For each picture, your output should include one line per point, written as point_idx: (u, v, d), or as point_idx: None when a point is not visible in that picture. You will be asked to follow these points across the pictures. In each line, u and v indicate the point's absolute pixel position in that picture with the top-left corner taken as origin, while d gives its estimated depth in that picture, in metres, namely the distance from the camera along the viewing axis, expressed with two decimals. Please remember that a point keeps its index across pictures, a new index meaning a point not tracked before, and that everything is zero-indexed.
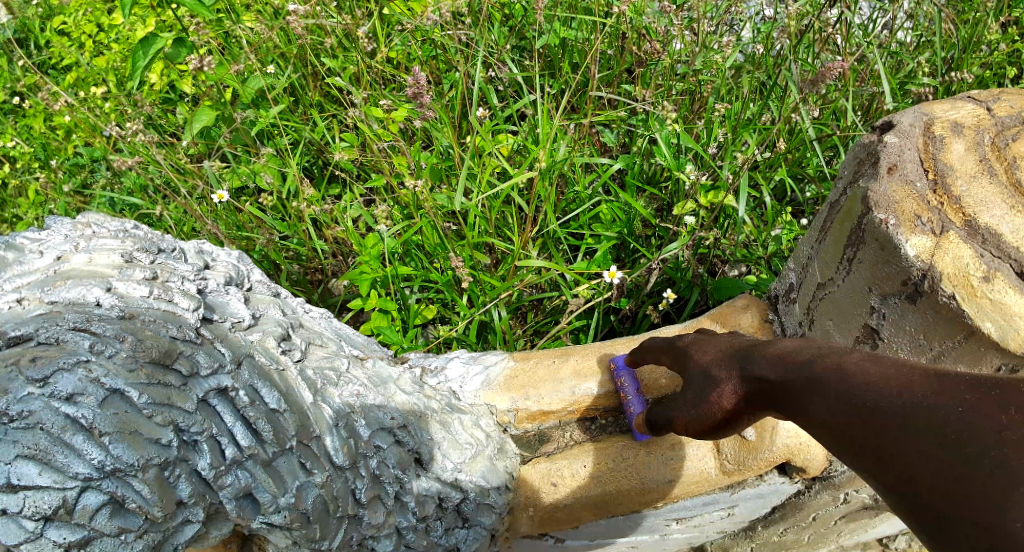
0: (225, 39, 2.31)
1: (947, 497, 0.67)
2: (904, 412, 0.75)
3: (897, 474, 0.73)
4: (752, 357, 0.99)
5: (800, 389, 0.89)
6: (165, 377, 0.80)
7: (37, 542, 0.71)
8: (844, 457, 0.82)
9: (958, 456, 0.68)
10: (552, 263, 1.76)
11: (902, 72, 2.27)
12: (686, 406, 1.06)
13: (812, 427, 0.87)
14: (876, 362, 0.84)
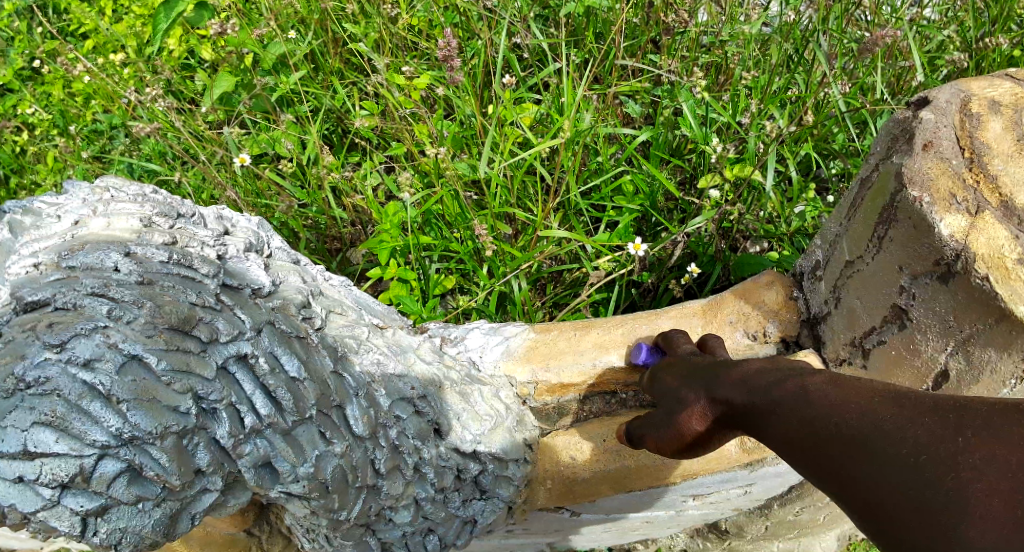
0: (246, 5, 2.28)
1: (910, 512, 0.75)
2: (868, 433, 0.84)
3: (865, 492, 0.81)
4: (719, 384, 1.12)
5: (770, 411, 1.01)
6: (184, 343, 0.78)
7: (54, 509, 0.71)
8: (812, 478, 0.91)
9: (920, 478, 0.75)
10: (573, 235, 1.74)
11: (933, 48, 2.20)
12: (656, 425, 1.19)
13: (783, 451, 0.98)
14: (848, 386, 0.94)
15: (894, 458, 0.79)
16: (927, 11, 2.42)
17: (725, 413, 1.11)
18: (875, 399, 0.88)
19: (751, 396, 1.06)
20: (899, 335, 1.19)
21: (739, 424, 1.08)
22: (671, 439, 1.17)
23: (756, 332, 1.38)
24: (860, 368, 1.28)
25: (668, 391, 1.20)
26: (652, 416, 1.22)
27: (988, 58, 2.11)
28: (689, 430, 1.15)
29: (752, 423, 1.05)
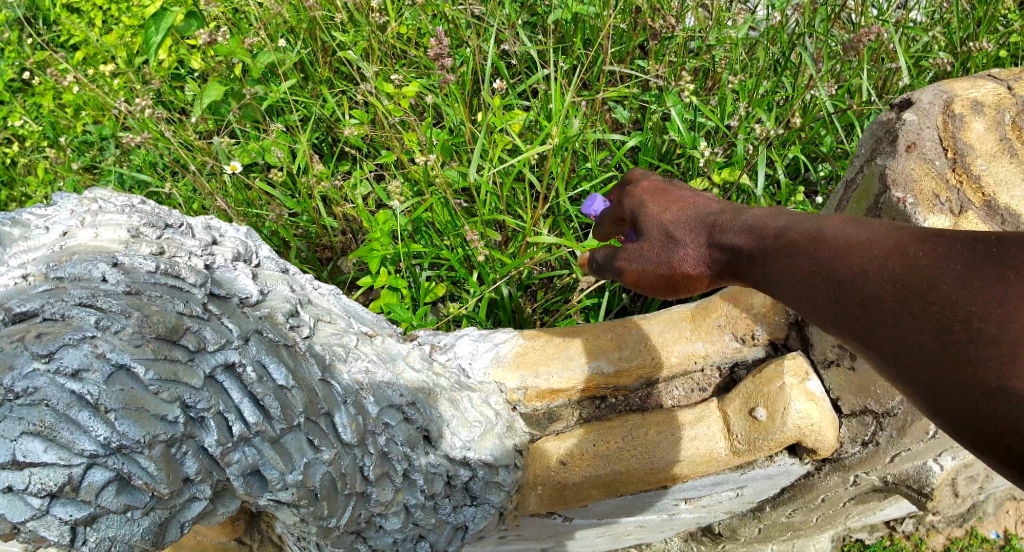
0: (235, 15, 2.29)
1: (946, 377, 0.75)
2: (897, 275, 0.82)
3: (890, 348, 0.81)
4: (722, 231, 1.08)
5: (776, 257, 0.98)
6: (172, 352, 0.79)
7: (43, 518, 0.71)
8: (825, 319, 0.90)
9: (958, 318, 0.75)
10: (563, 240, 1.76)
11: (918, 50, 2.22)
12: (644, 265, 1.17)
13: (789, 291, 0.95)
14: (864, 227, 0.90)
15: (923, 308, 0.78)
16: (912, 14, 2.45)
17: (727, 259, 1.07)
18: (897, 237, 0.85)
19: (758, 244, 1.01)
20: None
21: (738, 270, 1.05)
22: (661, 285, 1.16)
23: (744, 335, 1.39)
24: (848, 370, 1.27)
25: (659, 229, 1.16)
26: (635, 251, 1.19)
27: (972, 59, 2.13)
28: (676, 273, 1.13)
29: (755, 271, 1.02)
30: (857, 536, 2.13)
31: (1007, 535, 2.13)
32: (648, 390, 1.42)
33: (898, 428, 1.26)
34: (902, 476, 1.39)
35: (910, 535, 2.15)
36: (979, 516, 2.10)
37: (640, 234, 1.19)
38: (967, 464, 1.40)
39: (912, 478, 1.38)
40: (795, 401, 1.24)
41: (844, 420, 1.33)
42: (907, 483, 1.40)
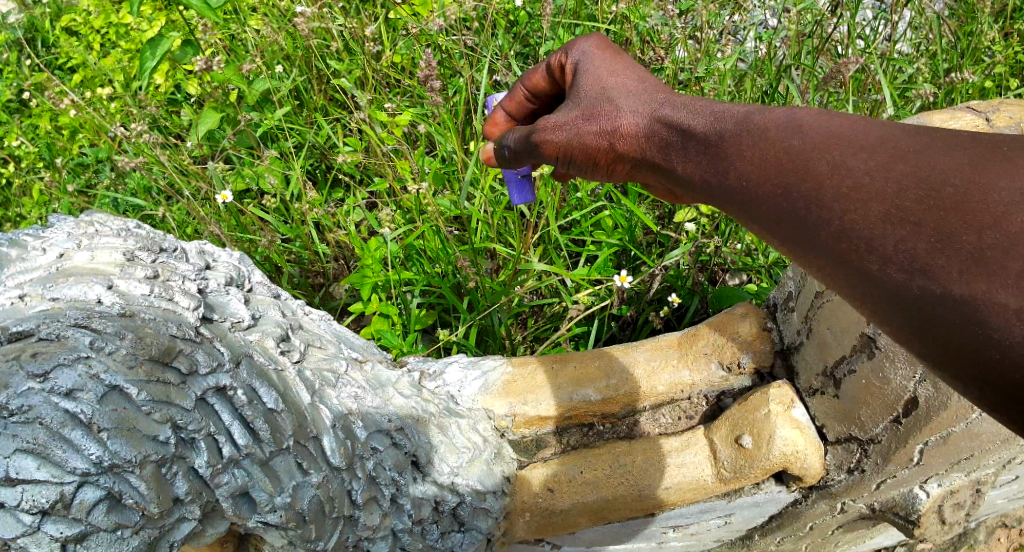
0: (233, 42, 2.33)
1: (920, 306, 0.61)
2: (882, 169, 0.67)
3: (853, 253, 0.67)
4: (672, 104, 1.00)
5: (732, 144, 0.85)
6: (164, 374, 0.80)
7: (34, 535, 0.71)
8: (781, 221, 0.76)
9: (951, 219, 0.60)
10: (553, 269, 1.79)
11: (903, 82, 2.27)
12: (574, 128, 1.12)
13: (743, 178, 0.82)
14: (850, 121, 0.75)
15: (902, 203, 0.64)
16: (898, 46, 2.50)
17: (668, 130, 0.98)
18: (885, 130, 0.71)
19: (706, 114, 0.92)
20: (870, 365, 1.20)
21: (677, 143, 0.96)
22: (585, 145, 1.11)
23: (730, 364, 1.41)
24: (832, 398, 1.28)
25: (602, 92, 1.10)
26: (574, 117, 1.13)
27: (956, 91, 2.18)
28: (603, 138, 1.08)
29: (698, 145, 0.91)
30: None
31: None
32: (634, 418, 1.44)
33: (883, 456, 1.25)
34: (889, 502, 1.35)
35: None
36: (969, 544, 2.17)
37: (585, 100, 1.12)
38: (953, 490, 1.36)
39: (900, 503, 1.34)
40: (780, 429, 1.26)
41: (829, 447, 1.34)
42: (894, 509, 1.36)
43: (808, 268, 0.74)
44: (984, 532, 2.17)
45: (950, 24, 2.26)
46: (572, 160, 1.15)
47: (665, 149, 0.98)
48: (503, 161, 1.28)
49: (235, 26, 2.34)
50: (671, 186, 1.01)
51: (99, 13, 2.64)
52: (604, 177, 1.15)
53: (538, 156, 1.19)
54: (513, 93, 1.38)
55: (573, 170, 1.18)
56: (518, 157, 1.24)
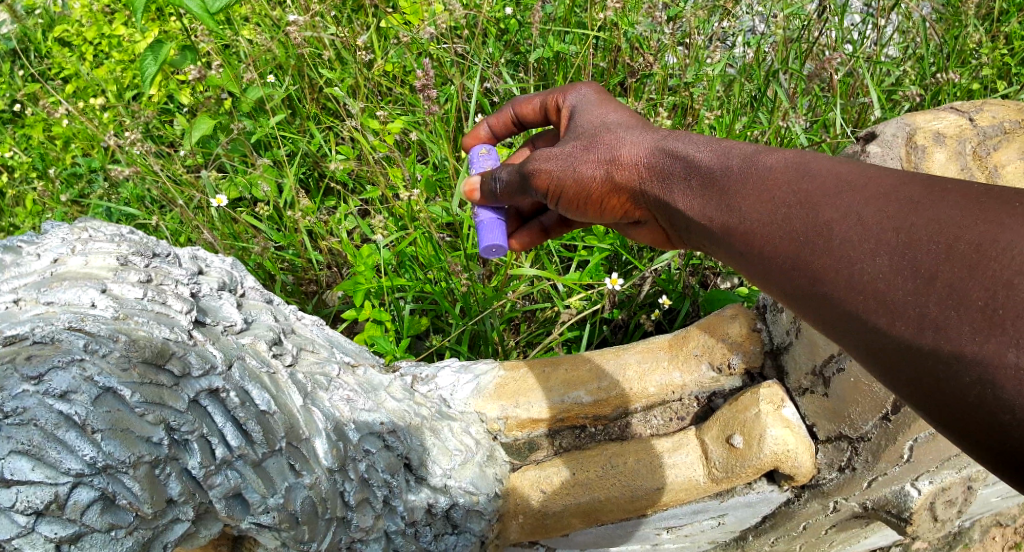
0: (226, 52, 2.35)
1: (929, 363, 0.64)
2: (894, 224, 0.71)
3: (864, 301, 0.70)
4: (675, 138, 1.06)
5: (745, 188, 0.90)
6: (157, 376, 0.81)
7: (29, 536, 0.72)
8: (792, 266, 0.80)
9: (960, 276, 0.64)
10: (545, 274, 1.81)
11: (890, 85, 2.30)
12: (570, 161, 1.16)
13: (753, 223, 0.87)
14: (861, 173, 0.79)
15: (914, 260, 0.68)
16: (886, 51, 2.53)
17: (672, 162, 1.03)
18: (897, 182, 0.76)
19: (714, 152, 0.98)
20: (858, 364, 1.21)
21: (682, 180, 1.01)
22: (580, 177, 1.14)
23: (720, 365, 1.41)
24: (822, 397, 1.30)
25: (606, 131, 1.15)
26: (575, 150, 1.16)
27: (942, 93, 2.21)
28: (600, 170, 1.12)
29: (704, 181, 0.97)
30: None
31: None
32: (627, 419, 1.45)
33: (872, 453, 1.27)
34: (881, 500, 1.35)
35: None
36: (965, 542, 2.17)
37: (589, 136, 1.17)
38: (944, 487, 1.34)
39: (891, 502, 1.34)
40: (770, 427, 1.26)
41: (820, 446, 1.35)
42: (885, 507, 1.35)
43: (814, 317, 0.78)
44: (979, 531, 2.18)
45: (935, 28, 2.29)
46: (565, 192, 1.18)
47: (665, 179, 1.04)
48: (487, 185, 1.30)
49: (227, 35, 2.36)
50: (671, 221, 1.06)
51: (92, 23, 2.66)
52: (592, 210, 1.19)
53: (527, 186, 1.22)
54: (501, 110, 1.46)
55: (565, 206, 1.21)
56: (505, 181, 1.26)
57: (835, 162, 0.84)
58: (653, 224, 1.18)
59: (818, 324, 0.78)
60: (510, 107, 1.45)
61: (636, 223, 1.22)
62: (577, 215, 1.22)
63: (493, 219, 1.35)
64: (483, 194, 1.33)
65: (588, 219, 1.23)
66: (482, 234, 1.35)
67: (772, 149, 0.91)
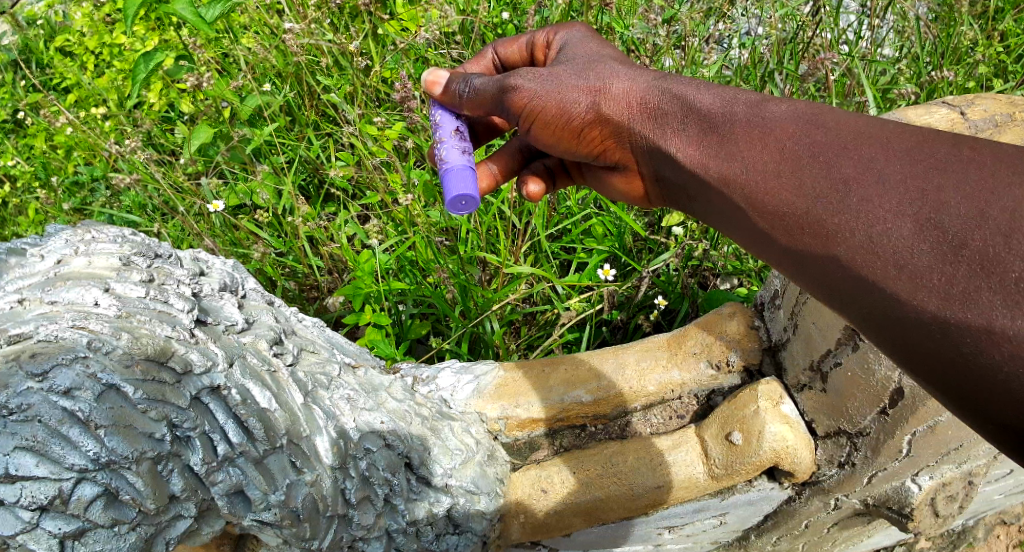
0: (226, 60, 2.37)
1: (953, 337, 0.64)
2: (921, 189, 0.71)
3: (884, 265, 0.70)
4: (684, 94, 1.05)
5: (760, 148, 0.90)
6: (160, 373, 0.82)
7: (33, 532, 0.74)
8: (807, 227, 0.80)
9: (987, 245, 0.64)
10: (543, 275, 1.82)
11: (886, 83, 2.31)
12: (554, 82, 1.15)
13: (766, 182, 0.87)
14: (884, 134, 0.80)
15: (940, 225, 0.68)
16: (881, 51, 2.54)
17: (679, 119, 1.04)
18: (923, 145, 0.75)
19: (729, 111, 0.98)
20: (855, 357, 1.20)
21: (692, 140, 1.01)
22: (563, 98, 1.14)
23: (719, 362, 1.42)
24: (821, 393, 1.29)
25: (596, 68, 1.16)
26: (561, 77, 1.16)
27: (937, 90, 2.22)
28: (586, 98, 1.13)
29: (717, 143, 0.97)
30: None
31: None
32: (626, 418, 1.46)
33: (872, 448, 1.27)
34: (882, 496, 1.36)
35: None
36: (969, 541, 2.17)
37: (580, 69, 1.16)
38: (945, 482, 1.35)
39: (893, 498, 1.34)
40: (770, 424, 1.26)
41: (819, 442, 1.35)
42: (887, 504, 1.36)
43: (826, 282, 0.78)
44: (983, 529, 2.17)
45: (928, 26, 2.30)
46: (543, 110, 1.16)
47: (666, 126, 1.06)
48: (455, 86, 1.24)
49: (226, 44, 2.38)
50: (672, 173, 1.07)
51: (93, 33, 2.68)
52: (567, 140, 1.19)
53: (500, 103, 1.19)
54: (481, 56, 1.43)
55: (538, 129, 1.19)
56: (476, 88, 1.22)
57: (855, 121, 0.84)
58: (630, 169, 1.20)
59: (829, 290, 0.78)
60: (491, 53, 1.43)
61: (610, 169, 1.25)
62: (551, 144, 1.21)
63: (461, 167, 1.20)
64: (447, 94, 1.26)
65: (559, 152, 1.23)
66: (447, 183, 1.19)
67: (788, 109, 0.92)
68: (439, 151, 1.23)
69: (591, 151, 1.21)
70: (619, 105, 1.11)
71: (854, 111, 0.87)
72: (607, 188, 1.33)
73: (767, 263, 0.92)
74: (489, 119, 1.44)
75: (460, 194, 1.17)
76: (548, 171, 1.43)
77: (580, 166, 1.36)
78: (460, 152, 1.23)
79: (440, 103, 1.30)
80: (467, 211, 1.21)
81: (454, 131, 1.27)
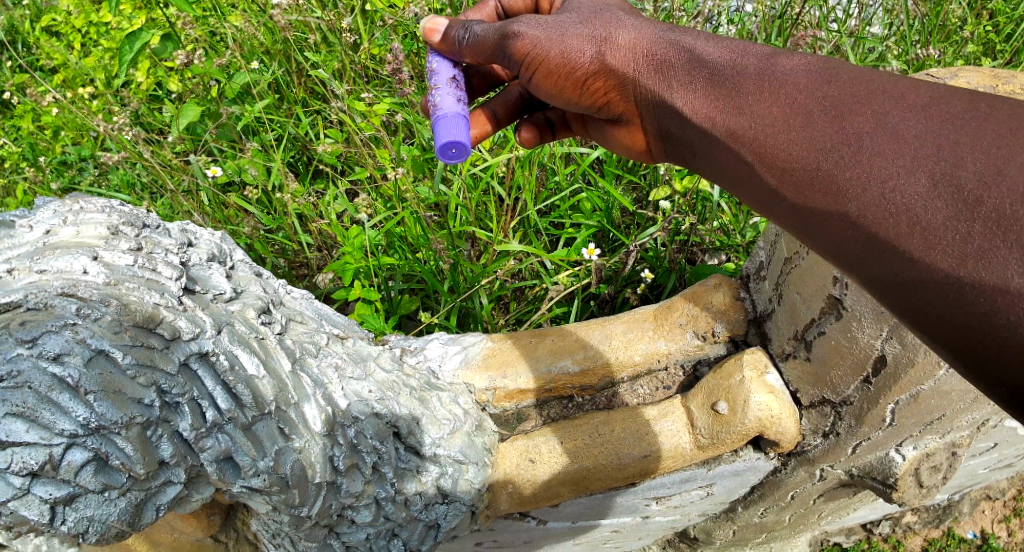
0: (213, 38, 2.37)
1: (966, 295, 0.65)
2: (938, 146, 0.72)
3: (896, 221, 0.72)
4: (695, 52, 1.05)
5: (771, 105, 0.91)
6: (149, 339, 0.83)
7: (25, 498, 0.76)
8: (817, 182, 0.81)
9: (1003, 204, 0.65)
10: (532, 250, 1.84)
11: (874, 60, 2.32)
12: (557, 30, 1.14)
13: (778, 139, 0.88)
14: (897, 89, 0.81)
15: (955, 182, 0.69)
16: (870, 29, 2.53)
17: (687, 74, 1.05)
18: (939, 104, 0.76)
19: (741, 68, 0.98)
20: (837, 326, 1.21)
21: (701, 98, 1.02)
22: (567, 48, 1.13)
23: (705, 333, 1.43)
24: (806, 362, 1.30)
25: (603, 18, 1.15)
26: (566, 24, 1.15)
27: (925, 66, 2.22)
28: (590, 47, 1.13)
29: (727, 101, 0.97)
30: (834, 540, 2.20)
31: (984, 533, 2.21)
32: (613, 389, 1.47)
33: (856, 417, 1.28)
34: (867, 467, 1.39)
35: (888, 537, 2.21)
36: (954, 516, 2.18)
37: (585, 19, 1.16)
38: (929, 452, 1.36)
39: (876, 468, 1.37)
40: (755, 394, 1.28)
41: (804, 411, 1.36)
42: (872, 474, 1.39)
43: (833, 237, 0.80)
44: (969, 504, 2.20)
45: (916, 2, 2.31)
46: (546, 58, 1.15)
47: (674, 83, 1.06)
48: (453, 32, 1.21)
49: (214, 22, 2.36)
50: (679, 132, 1.08)
51: (79, 12, 2.66)
52: (570, 91, 1.19)
53: (502, 52, 1.17)
54: (483, 3, 1.40)
55: (538, 76, 1.18)
56: (476, 35, 1.19)
57: (868, 77, 0.85)
58: (632, 122, 1.22)
59: (836, 246, 0.80)
60: (492, 1, 1.41)
61: (614, 121, 1.26)
62: (554, 93, 1.21)
63: (454, 115, 1.19)
64: (445, 41, 1.23)
65: (560, 102, 1.24)
66: (439, 131, 1.19)
67: (800, 64, 0.93)
68: (434, 98, 1.22)
69: (593, 102, 1.21)
70: (627, 57, 1.11)
71: (865, 67, 0.88)
72: (610, 141, 1.34)
73: (772, 221, 0.94)
74: (489, 68, 1.44)
75: (458, 147, 1.17)
76: (547, 124, 1.45)
77: (584, 119, 1.37)
78: (455, 100, 1.23)
79: (436, 53, 1.28)
80: (458, 160, 1.21)
81: (450, 79, 1.25)
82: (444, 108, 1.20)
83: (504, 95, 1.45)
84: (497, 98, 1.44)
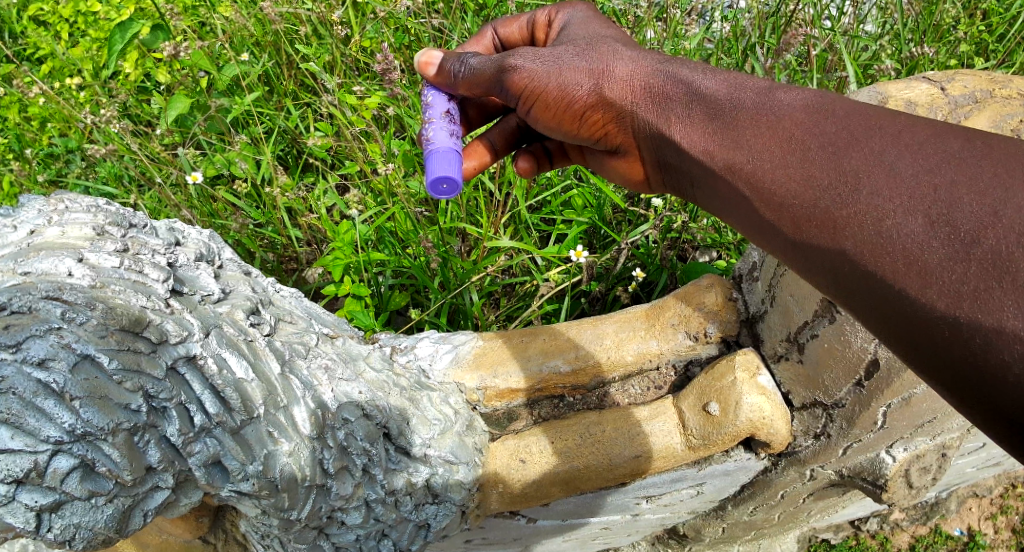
0: (202, 29, 2.34)
1: (963, 335, 0.65)
2: (933, 186, 0.71)
3: (894, 261, 0.71)
4: (692, 84, 1.04)
5: (768, 138, 0.90)
6: (135, 343, 0.82)
7: (9, 505, 0.75)
8: (815, 220, 0.81)
9: (999, 245, 0.65)
10: (523, 246, 1.83)
11: (868, 59, 2.31)
12: (555, 63, 1.13)
13: (773, 173, 0.87)
14: (895, 125, 0.80)
15: (950, 223, 0.68)
16: (863, 28, 2.53)
17: (684, 105, 1.04)
18: (938, 140, 0.75)
19: (737, 99, 0.97)
20: (831, 329, 1.21)
21: (698, 128, 1.01)
22: (566, 82, 1.12)
23: (697, 333, 1.42)
24: (798, 363, 1.30)
25: (599, 52, 1.14)
26: (563, 58, 1.14)
27: (918, 66, 2.22)
28: (588, 81, 1.12)
29: (724, 133, 0.96)
30: (823, 537, 2.22)
31: (970, 531, 2.23)
32: (604, 389, 1.47)
33: (847, 419, 1.27)
34: (857, 468, 1.39)
35: (875, 534, 2.23)
36: (942, 513, 2.19)
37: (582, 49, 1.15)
38: (919, 454, 1.36)
39: (867, 469, 1.37)
40: (747, 394, 1.27)
41: (796, 413, 1.36)
42: (862, 475, 1.39)
43: (833, 275, 0.79)
44: (956, 502, 2.21)
45: None
46: (543, 93, 1.14)
47: (670, 112, 1.05)
48: (449, 65, 1.20)
49: (203, 13, 2.33)
50: (677, 161, 1.07)
51: (66, 2, 2.62)
52: (568, 124, 1.18)
53: (498, 84, 1.16)
54: (481, 35, 1.40)
55: (535, 109, 1.17)
56: (472, 68, 1.18)
57: (865, 111, 0.84)
58: (630, 154, 1.20)
59: (836, 283, 0.79)
60: (490, 32, 1.41)
61: (612, 153, 1.24)
62: (551, 126, 1.20)
63: (446, 150, 1.18)
64: (441, 74, 1.22)
65: (557, 134, 1.22)
66: (431, 166, 1.17)
67: (797, 98, 0.92)
68: (426, 131, 1.21)
69: (590, 134, 1.19)
70: (624, 90, 1.10)
71: (863, 101, 0.88)
72: (608, 172, 1.32)
73: (771, 253, 0.93)
74: (485, 99, 1.43)
75: (449, 183, 1.16)
76: (545, 152, 1.44)
77: (582, 149, 1.36)
78: (448, 134, 1.21)
79: (431, 85, 1.27)
80: (450, 196, 1.19)
81: (444, 113, 1.24)
82: (436, 144, 1.18)
83: (501, 124, 1.42)
84: (494, 127, 1.41)
